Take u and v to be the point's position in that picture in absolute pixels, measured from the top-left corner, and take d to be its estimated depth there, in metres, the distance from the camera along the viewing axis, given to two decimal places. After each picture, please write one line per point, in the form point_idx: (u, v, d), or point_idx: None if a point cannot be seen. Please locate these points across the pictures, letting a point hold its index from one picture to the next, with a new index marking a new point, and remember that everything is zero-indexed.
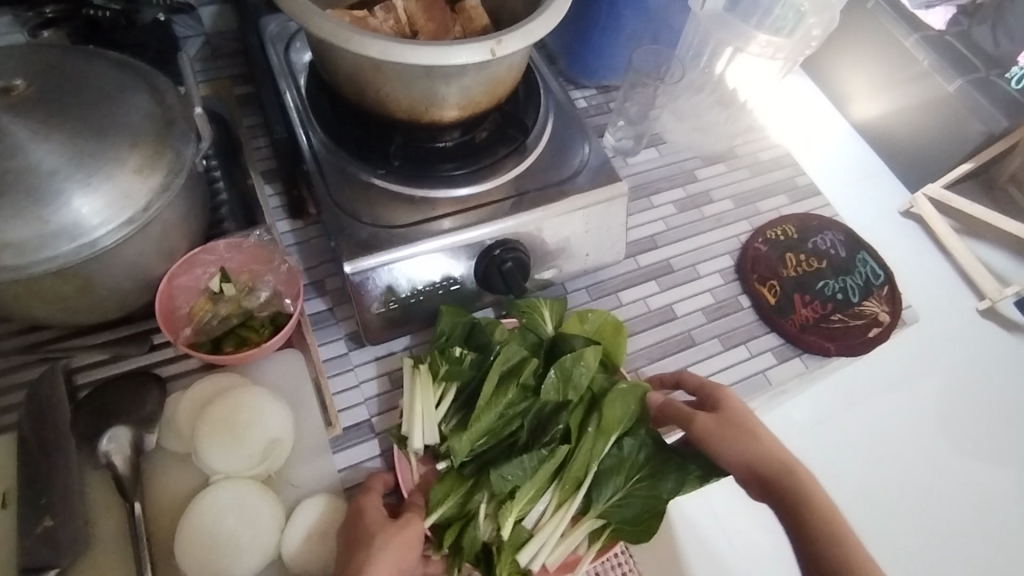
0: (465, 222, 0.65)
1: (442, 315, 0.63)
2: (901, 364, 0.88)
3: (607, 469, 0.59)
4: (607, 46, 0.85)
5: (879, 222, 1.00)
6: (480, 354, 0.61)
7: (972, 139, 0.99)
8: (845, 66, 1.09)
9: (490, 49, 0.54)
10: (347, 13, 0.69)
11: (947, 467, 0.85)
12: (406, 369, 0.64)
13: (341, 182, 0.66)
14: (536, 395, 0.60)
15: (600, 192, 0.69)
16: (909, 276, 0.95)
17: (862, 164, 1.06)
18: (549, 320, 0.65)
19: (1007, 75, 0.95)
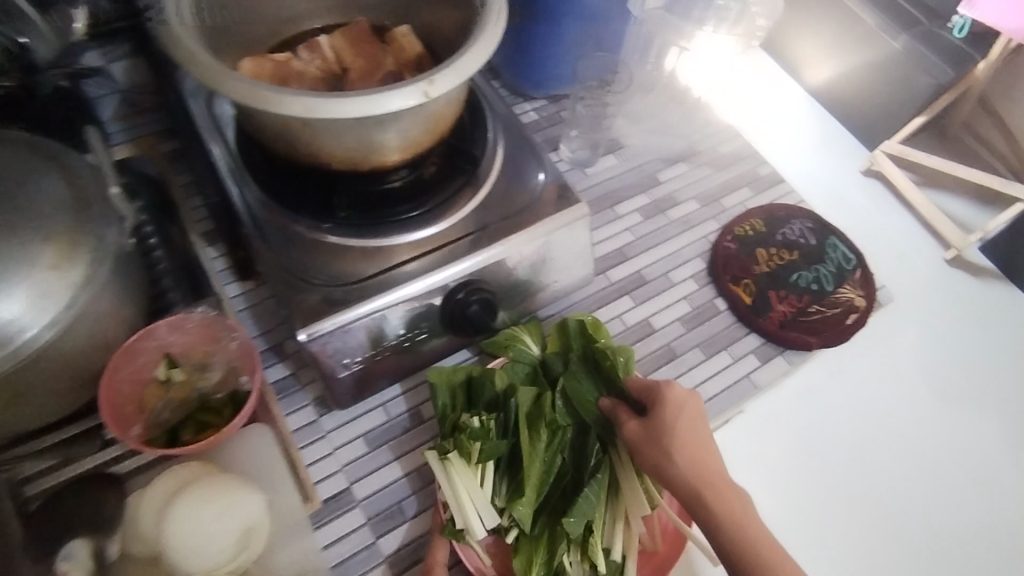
0: (421, 268, 0.62)
1: (436, 387, 0.62)
2: (876, 338, 0.84)
3: (605, 421, 0.60)
4: (551, 53, 0.82)
5: (845, 188, 0.99)
6: (500, 414, 0.61)
7: (921, 92, 0.95)
8: (792, 32, 1.08)
9: (423, 91, 0.51)
10: (267, 57, 0.65)
11: (938, 433, 0.79)
12: (434, 462, 0.60)
13: (285, 244, 0.62)
14: (563, 428, 0.60)
15: (559, 215, 0.67)
16: (882, 244, 0.94)
17: (819, 133, 1.06)
18: (532, 345, 0.66)
19: (950, 24, 0.93)
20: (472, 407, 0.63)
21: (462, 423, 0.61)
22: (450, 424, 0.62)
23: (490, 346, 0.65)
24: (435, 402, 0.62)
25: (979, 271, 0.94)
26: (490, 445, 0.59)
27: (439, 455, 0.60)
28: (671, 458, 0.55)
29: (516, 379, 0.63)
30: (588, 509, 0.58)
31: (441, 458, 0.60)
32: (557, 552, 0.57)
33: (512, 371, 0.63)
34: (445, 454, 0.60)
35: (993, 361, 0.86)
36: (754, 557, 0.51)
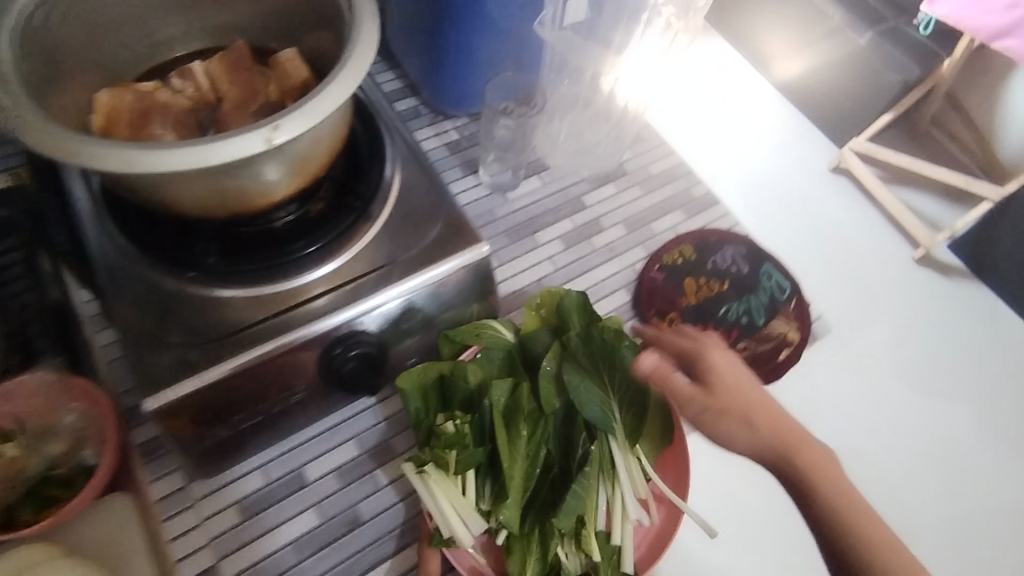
0: (288, 322, 0.57)
1: (407, 392, 0.60)
2: (850, 322, 0.88)
3: (588, 406, 0.59)
4: (466, 70, 0.76)
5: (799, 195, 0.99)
6: (475, 415, 0.60)
7: (889, 90, 0.99)
8: (761, 22, 1.10)
9: (267, 138, 0.46)
10: (130, 86, 0.59)
11: (924, 418, 0.84)
12: (411, 474, 0.60)
13: (148, 296, 0.57)
14: (543, 416, 0.60)
15: (452, 257, 0.62)
16: (837, 246, 0.95)
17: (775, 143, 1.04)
18: (505, 329, 0.65)
19: (916, 22, 0.97)
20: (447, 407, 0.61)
21: (437, 427, 0.59)
22: (425, 427, 0.60)
23: (461, 336, 0.62)
24: (407, 408, 0.61)
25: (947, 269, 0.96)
26: (466, 455, 0.59)
27: (417, 466, 0.60)
28: (753, 427, 0.52)
29: (491, 370, 0.62)
30: (577, 504, 0.58)
31: (418, 471, 0.60)
32: (551, 546, 0.58)
33: (485, 363, 0.62)
34: (422, 467, 0.60)
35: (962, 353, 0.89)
36: (853, 519, 0.50)
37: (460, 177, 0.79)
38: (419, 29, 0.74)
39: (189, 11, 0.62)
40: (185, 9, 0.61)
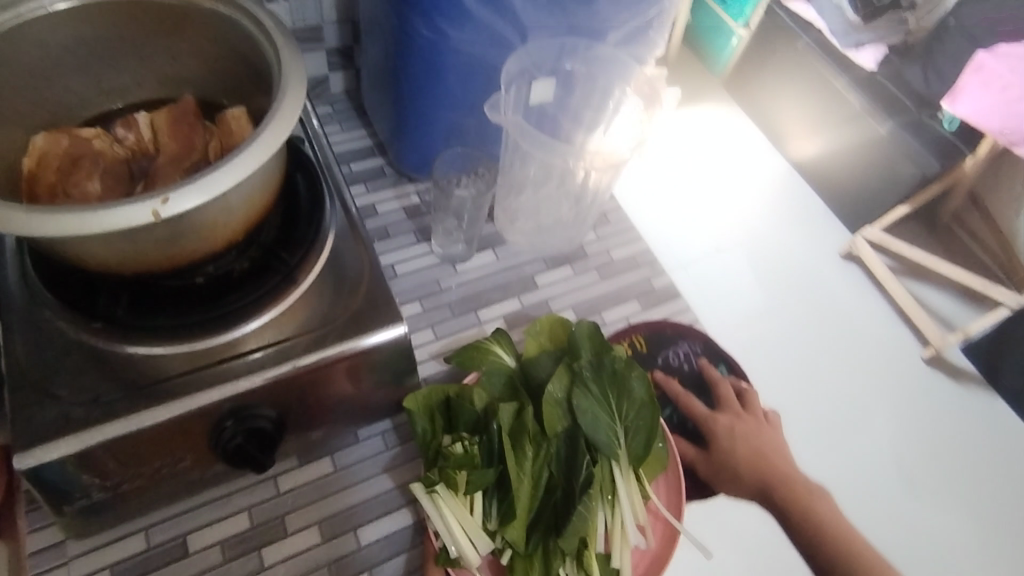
0: (178, 388, 0.55)
1: (413, 413, 0.62)
2: (855, 380, 0.96)
3: (592, 429, 0.60)
4: (427, 139, 0.75)
5: (764, 292, 1.00)
6: (482, 436, 0.61)
7: (906, 180, 1.10)
8: (782, 98, 1.21)
9: (156, 209, 0.45)
10: (69, 131, 0.60)
11: (935, 474, 0.91)
12: (421, 494, 0.62)
13: (54, 344, 0.57)
14: (547, 439, 0.61)
15: (364, 334, 0.59)
16: (828, 330, 1.00)
17: (746, 244, 1.05)
18: (505, 355, 0.67)
19: (940, 117, 1.06)
20: (452, 428, 0.63)
21: (445, 449, 0.60)
22: (432, 449, 0.61)
23: (465, 360, 0.65)
24: (415, 429, 0.62)
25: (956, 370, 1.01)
26: (476, 475, 0.59)
27: (426, 488, 0.61)
28: (736, 473, 0.73)
29: (494, 392, 0.64)
30: (581, 525, 0.58)
31: (428, 491, 0.62)
32: (554, 567, 0.58)
33: (488, 386, 0.64)
34: (432, 487, 0.61)
35: (932, 428, 0.95)
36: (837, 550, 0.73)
37: (411, 243, 0.77)
38: (387, 91, 0.73)
39: (141, 63, 0.62)
40: (136, 59, 0.62)
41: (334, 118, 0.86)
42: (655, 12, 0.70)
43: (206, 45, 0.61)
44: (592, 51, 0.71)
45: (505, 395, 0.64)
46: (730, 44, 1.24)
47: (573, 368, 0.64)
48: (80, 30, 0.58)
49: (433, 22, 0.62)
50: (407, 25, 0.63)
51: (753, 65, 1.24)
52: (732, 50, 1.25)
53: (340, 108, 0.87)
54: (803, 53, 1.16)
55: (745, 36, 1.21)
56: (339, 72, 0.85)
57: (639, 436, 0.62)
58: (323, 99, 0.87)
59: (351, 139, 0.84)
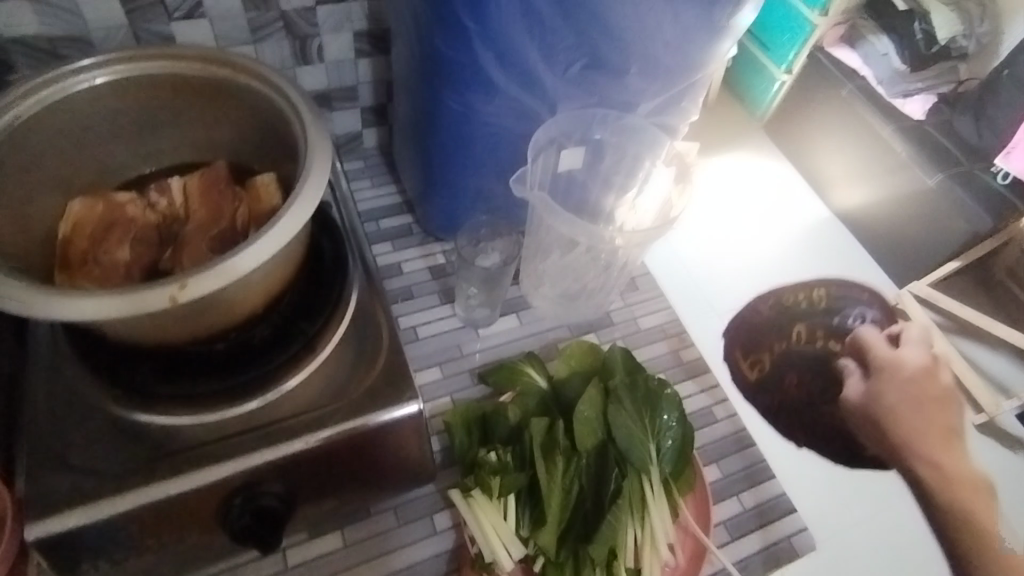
0: (187, 463, 0.55)
1: (452, 426, 0.67)
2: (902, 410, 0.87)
3: (624, 446, 0.64)
4: (455, 205, 0.75)
5: (807, 349, 0.91)
6: (516, 446, 0.65)
7: (959, 237, 0.97)
8: (820, 141, 1.12)
9: (173, 294, 0.46)
10: (104, 196, 0.61)
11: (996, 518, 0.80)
12: (458, 501, 0.65)
13: (74, 409, 0.58)
14: (576, 453, 0.64)
15: (381, 411, 0.59)
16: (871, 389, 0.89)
17: (788, 294, 0.96)
18: (538, 376, 0.71)
19: (991, 170, 0.97)
20: (487, 442, 0.67)
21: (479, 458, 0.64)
22: (469, 458, 0.66)
23: (501, 378, 0.70)
24: (453, 440, 0.67)
25: (1015, 443, 0.87)
26: (509, 479, 0.63)
27: (463, 492, 0.65)
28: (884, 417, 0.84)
29: (526, 410, 0.67)
30: (611, 534, 0.60)
31: (463, 497, 0.65)
32: None
33: (522, 403, 0.68)
34: (468, 492, 0.64)
35: (1012, 487, 0.83)
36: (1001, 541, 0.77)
37: (435, 305, 0.77)
38: (415, 154, 0.72)
39: (178, 129, 0.64)
40: (174, 126, 0.64)
41: (366, 174, 0.88)
42: (685, 87, 0.68)
43: (237, 113, 0.62)
44: (622, 122, 0.70)
45: (538, 411, 0.68)
46: (771, 88, 1.16)
47: (607, 387, 0.68)
48: (120, 101, 0.60)
49: (463, 96, 0.62)
50: (436, 98, 0.63)
51: (794, 109, 1.16)
52: (773, 94, 1.17)
53: (372, 164, 0.88)
54: (848, 100, 1.08)
55: (788, 81, 1.15)
56: (373, 128, 0.86)
57: (669, 453, 0.66)
58: (355, 154, 0.88)
59: (381, 197, 0.85)
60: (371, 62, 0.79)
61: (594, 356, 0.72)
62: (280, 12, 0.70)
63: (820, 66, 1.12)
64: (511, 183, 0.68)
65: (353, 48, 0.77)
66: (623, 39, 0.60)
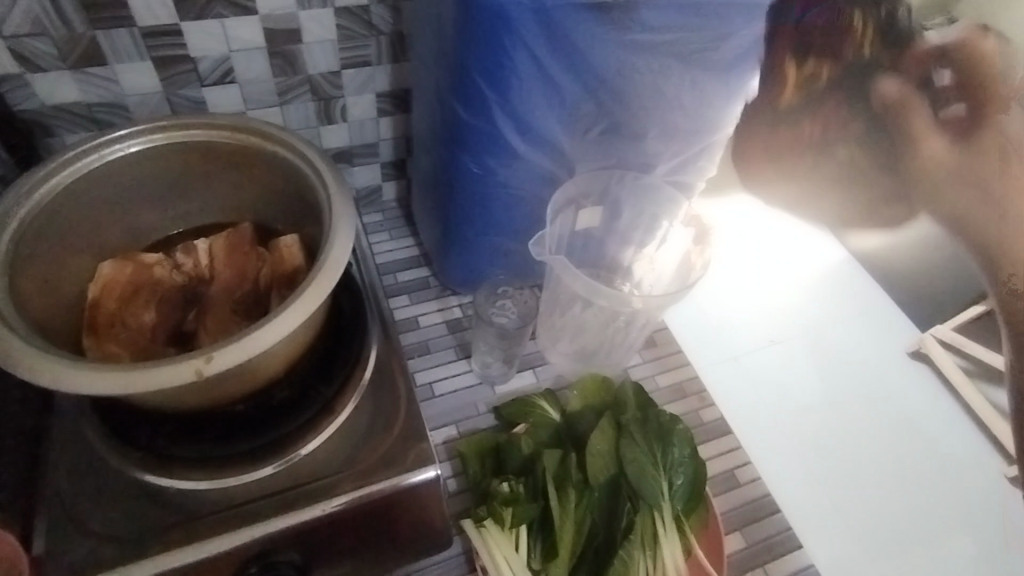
0: (205, 529, 0.56)
1: (466, 456, 0.67)
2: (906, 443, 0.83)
3: (636, 480, 0.63)
4: (474, 260, 0.76)
5: (818, 391, 0.88)
6: (529, 478, 0.64)
7: None
8: None
9: (198, 368, 0.47)
10: (134, 257, 0.63)
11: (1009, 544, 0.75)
12: (470, 529, 0.64)
13: (97, 473, 0.60)
14: (588, 487, 0.64)
15: (399, 476, 0.60)
16: (871, 429, 0.84)
17: (803, 337, 0.93)
18: (551, 410, 0.70)
19: None
20: (500, 473, 0.66)
21: (492, 488, 0.64)
22: (482, 487, 0.66)
23: (514, 411, 0.70)
24: (467, 471, 0.67)
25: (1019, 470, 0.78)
26: (521, 509, 0.61)
27: (474, 522, 0.64)
28: None
29: (539, 442, 0.67)
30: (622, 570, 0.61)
31: (475, 526, 0.64)
32: None
33: (534, 434, 0.67)
34: (480, 522, 0.63)
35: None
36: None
37: (451, 360, 0.77)
38: (434, 202, 0.73)
39: (206, 192, 0.66)
40: (203, 190, 0.66)
41: (384, 227, 0.89)
42: (704, 145, 0.69)
43: (262, 177, 0.64)
44: (640, 181, 0.70)
45: (552, 443, 0.67)
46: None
47: (620, 421, 0.67)
48: (152, 167, 0.62)
49: (483, 159, 0.63)
50: (456, 161, 0.64)
51: None
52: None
53: (391, 217, 0.89)
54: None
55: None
56: (393, 182, 0.88)
57: (681, 488, 0.65)
58: (375, 206, 0.90)
59: (399, 249, 0.86)
60: (392, 120, 0.81)
61: (608, 389, 0.70)
62: (306, 76, 0.73)
63: None
64: (530, 242, 0.69)
65: (376, 108, 0.79)
66: (639, 101, 0.61)
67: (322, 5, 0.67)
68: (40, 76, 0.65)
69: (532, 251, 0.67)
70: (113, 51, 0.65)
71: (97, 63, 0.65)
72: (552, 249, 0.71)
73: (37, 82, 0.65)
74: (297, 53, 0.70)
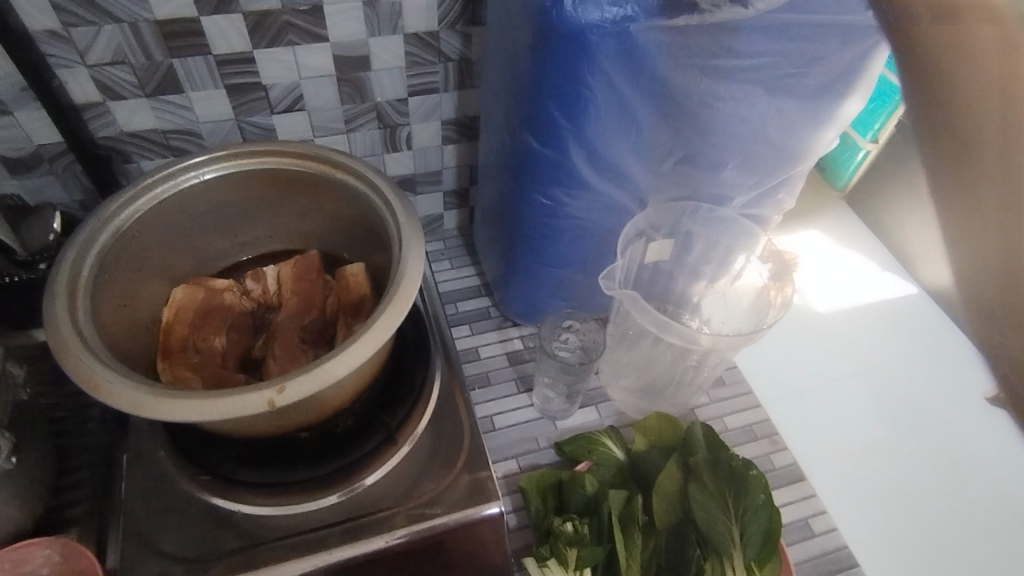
0: (270, 557, 0.56)
1: (527, 492, 0.64)
2: (984, 495, 0.78)
3: (707, 527, 0.59)
4: (537, 291, 0.74)
5: (881, 431, 0.82)
6: (593, 518, 0.62)
7: None
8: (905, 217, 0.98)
9: (271, 398, 0.47)
10: (205, 282, 0.64)
11: None
12: (533, 568, 0.61)
13: (165, 494, 0.61)
14: (653, 530, 0.63)
15: (464, 509, 0.59)
16: (951, 478, 0.79)
17: (863, 375, 0.87)
18: (614, 447, 0.68)
19: None
20: (563, 511, 0.64)
21: (555, 526, 0.61)
22: (544, 527, 0.63)
23: (576, 449, 0.67)
24: (528, 507, 0.64)
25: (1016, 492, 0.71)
26: (586, 551, 0.59)
27: (538, 562, 0.61)
28: None
29: (603, 482, 0.64)
30: None
31: (538, 565, 0.61)
32: None
33: (597, 473, 0.65)
34: (543, 562, 0.60)
35: None
36: None
37: (512, 393, 0.76)
38: (499, 231, 0.72)
39: (273, 218, 0.67)
40: (274, 216, 0.67)
41: (445, 255, 0.88)
42: (781, 179, 0.67)
43: (332, 205, 0.64)
44: (714, 215, 0.69)
45: (615, 484, 0.64)
46: (855, 157, 1.03)
47: (688, 463, 0.63)
48: (225, 192, 0.62)
49: (551, 190, 0.62)
50: (525, 193, 0.63)
51: (880, 184, 1.02)
52: (856, 163, 1.03)
53: (452, 246, 0.89)
54: None
55: (873, 151, 0.99)
56: (454, 210, 0.88)
57: (756, 538, 0.58)
58: (435, 234, 0.90)
59: (460, 278, 0.86)
60: (456, 147, 0.80)
61: (673, 430, 0.67)
62: (373, 103, 0.73)
63: (910, 134, 0.94)
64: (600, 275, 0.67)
65: (440, 135, 0.78)
66: (717, 129, 0.60)
67: (393, 33, 0.67)
68: (120, 103, 0.66)
69: (602, 284, 0.65)
70: (190, 79, 0.66)
71: (174, 90, 0.66)
72: (620, 283, 0.69)
73: (117, 109, 0.66)
74: (365, 81, 0.70)
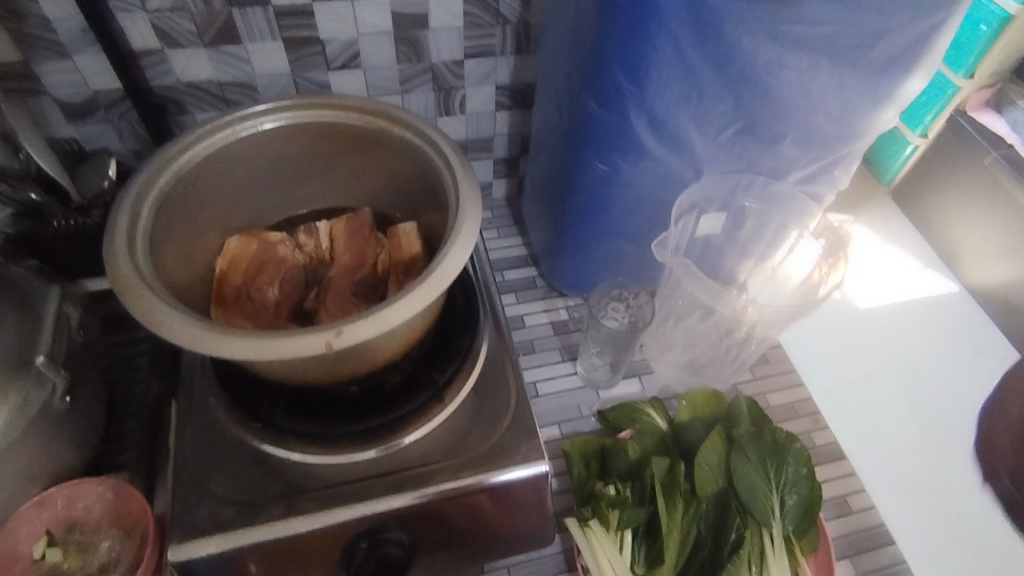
0: (319, 504, 0.57)
1: (571, 457, 0.65)
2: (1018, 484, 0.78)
3: (748, 499, 0.60)
4: (584, 262, 0.74)
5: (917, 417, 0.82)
6: (637, 483, 0.62)
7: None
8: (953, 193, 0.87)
9: (327, 340, 0.47)
10: (259, 234, 0.64)
11: None
12: (575, 528, 0.62)
13: (218, 439, 0.62)
14: (694, 498, 0.62)
15: (509, 468, 0.59)
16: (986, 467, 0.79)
17: (901, 363, 0.87)
18: (657, 418, 0.68)
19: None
20: (605, 476, 0.64)
21: (598, 490, 0.62)
22: (586, 491, 0.64)
23: (619, 416, 0.68)
24: (571, 471, 0.65)
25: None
26: (628, 513, 0.60)
27: (580, 523, 0.62)
28: None
29: (645, 451, 0.64)
30: None
31: (581, 525, 0.62)
32: None
33: (641, 441, 0.64)
34: (585, 523, 0.62)
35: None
36: None
37: (555, 361, 0.76)
38: (550, 199, 0.71)
39: (327, 174, 0.67)
40: (329, 173, 0.67)
41: (492, 225, 0.89)
42: (839, 156, 0.67)
43: (387, 161, 0.64)
44: (768, 189, 0.68)
45: (658, 452, 0.64)
46: (902, 153, 0.99)
47: (731, 435, 0.63)
48: (281, 145, 0.63)
49: (609, 157, 0.61)
50: (581, 159, 0.62)
51: (928, 178, 0.99)
52: (903, 158, 1.00)
53: (498, 215, 0.89)
54: (990, 171, 0.90)
55: (923, 145, 0.96)
56: (503, 179, 0.88)
57: (794, 511, 0.61)
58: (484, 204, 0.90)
59: (507, 247, 0.86)
60: (508, 115, 0.80)
61: (718, 403, 0.67)
62: (430, 64, 0.72)
63: (959, 131, 0.93)
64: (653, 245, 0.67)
65: (494, 101, 0.78)
66: (782, 99, 0.59)
67: None
68: (178, 51, 0.66)
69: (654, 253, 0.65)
70: (248, 31, 0.66)
71: (232, 41, 0.66)
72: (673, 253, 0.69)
73: (175, 58, 0.67)
74: (423, 41, 0.70)
